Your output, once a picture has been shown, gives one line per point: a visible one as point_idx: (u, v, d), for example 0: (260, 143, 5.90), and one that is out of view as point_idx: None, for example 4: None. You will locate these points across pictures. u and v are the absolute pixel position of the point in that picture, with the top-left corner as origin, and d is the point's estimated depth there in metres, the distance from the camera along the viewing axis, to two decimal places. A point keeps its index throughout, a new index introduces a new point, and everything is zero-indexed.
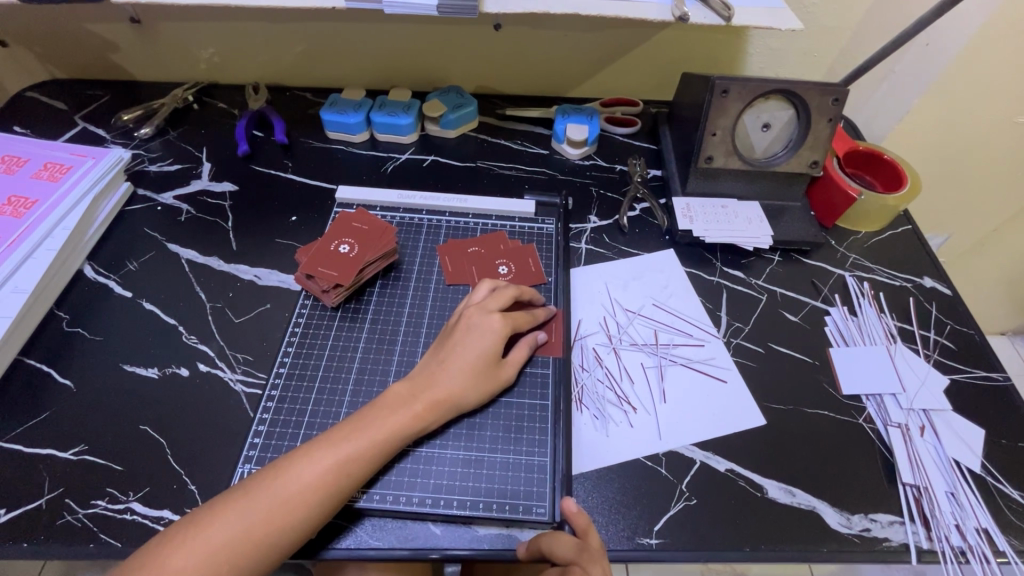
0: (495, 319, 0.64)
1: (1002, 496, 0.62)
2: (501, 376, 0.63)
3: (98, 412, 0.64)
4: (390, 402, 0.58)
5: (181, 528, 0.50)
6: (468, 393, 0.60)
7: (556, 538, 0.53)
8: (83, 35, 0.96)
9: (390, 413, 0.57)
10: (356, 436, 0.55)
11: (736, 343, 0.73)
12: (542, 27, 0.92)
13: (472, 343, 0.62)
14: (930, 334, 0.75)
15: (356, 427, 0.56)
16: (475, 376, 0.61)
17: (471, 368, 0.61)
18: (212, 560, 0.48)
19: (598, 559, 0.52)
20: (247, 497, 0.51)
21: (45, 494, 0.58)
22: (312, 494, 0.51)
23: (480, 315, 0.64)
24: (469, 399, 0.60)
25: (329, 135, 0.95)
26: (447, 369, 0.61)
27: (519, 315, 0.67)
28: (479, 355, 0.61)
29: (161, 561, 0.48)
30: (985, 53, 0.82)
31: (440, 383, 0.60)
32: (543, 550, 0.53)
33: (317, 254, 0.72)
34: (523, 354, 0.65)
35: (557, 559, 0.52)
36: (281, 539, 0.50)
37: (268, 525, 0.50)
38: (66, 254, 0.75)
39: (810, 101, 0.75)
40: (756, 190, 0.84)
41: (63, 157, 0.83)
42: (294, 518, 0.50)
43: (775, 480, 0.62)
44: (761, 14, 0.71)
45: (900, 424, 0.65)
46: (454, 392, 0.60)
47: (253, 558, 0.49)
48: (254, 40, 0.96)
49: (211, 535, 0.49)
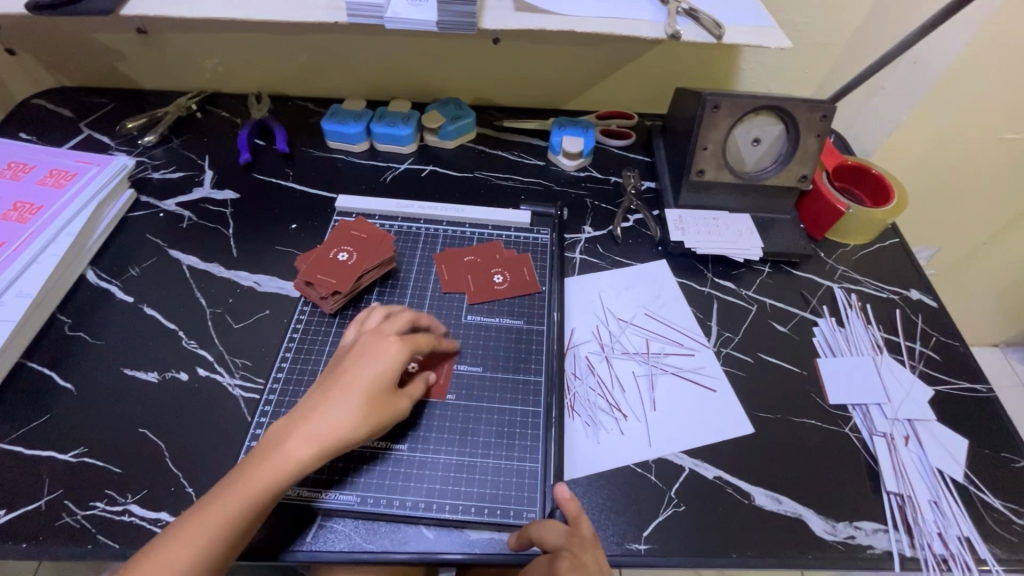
0: (388, 343, 0.60)
1: (985, 506, 0.63)
2: (394, 406, 0.58)
3: (99, 414, 0.65)
4: (271, 441, 0.55)
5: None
6: (355, 427, 0.55)
7: (546, 526, 0.54)
8: (91, 45, 0.98)
9: (273, 452, 0.54)
10: (241, 481, 0.52)
11: (726, 353, 0.74)
12: (539, 42, 0.94)
13: (360, 372, 0.58)
14: (916, 345, 0.77)
15: (229, 485, 0.53)
16: (361, 408, 0.56)
17: (356, 399, 0.56)
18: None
19: (587, 547, 0.53)
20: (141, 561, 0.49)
21: (45, 495, 0.59)
22: (204, 544, 0.50)
23: (373, 340, 0.61)
24: (356, 434, 0.55)
25: (330, 144, 0.97)
26: (330, 402, 0.56)
27: (420, 337, 0.64)
28: (362, 384, 0.57)
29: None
30: (970, 71, 0.84)
31: (322, 417, 0.55)
32: (533, 538, 0.54)
33: (316, 261, 0.73)
34: (420, 383, 0.62)
35: (547, 545, 0.53)
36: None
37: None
38: (69, 259, 0.76)
39: (798, 118, 0.77)
40: (747, 203, 0.86)
41: (68, 164, 0.85)
42: (191, 571, 0.49)
43: (762, 488, 0.63)
44: (752, 33, 0.73)
45: (885, 433, 0.67)
46: (336, 427, 0.54)
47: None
48: (257, 50, 0.97)
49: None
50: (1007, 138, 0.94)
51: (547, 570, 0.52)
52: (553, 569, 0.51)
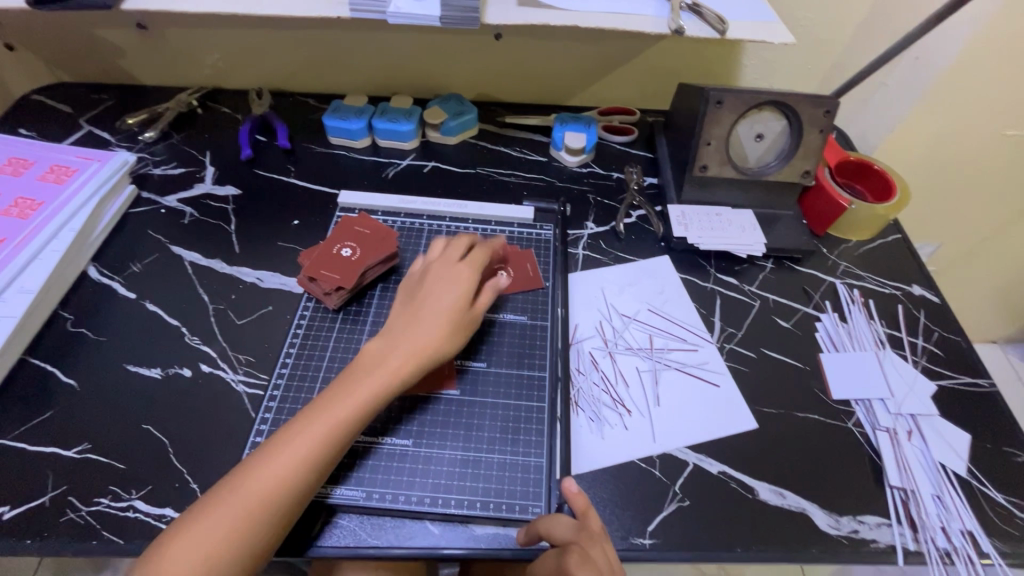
0: (462, 268, 0.66)
1: (988, 500, 0.63)
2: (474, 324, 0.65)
3: (102, 410, 0.65)
4: (372, 356, 0.59)
5: (204, 503, 0.51)
6: (448, 343, 0.61)
7: (555, 520, 0.54)
8: (90, 40, 0.97)
9: (377, 364, 0.59)
10: (350, 390, 0.57)
11: (729, 348, 0.75)
12: (541, 37, 0.94)
13: (445, 294, 0.64)
14: (918, 340, 0.77)
15: (337, 393, 0.57)
16: (452, 327, 0.62)
17: (446, 317, 0.62)
18: (247, 523, 0.50)
19: (597, 541, 0.53)
20: (262, 460, 0.53)
21: (49, 491, 0.59)
22: (323, 445, 0.54)
23: (447, 267, 0.66)
24: (449, 349, 0.61)
25: (331, 140, 0.96)
26: (424, 322, 0.61)
27: (481, 255, 0.69)
28: (450, 305, 0.63)
29: (197, 525, 0.49)
30: (972, 67, 0.84)
31: (419, 335, 0.61)
32: (542, 533, 0.54)
33: (320, 257, 0.73)
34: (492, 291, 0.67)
35: (556, 540, 0.53)
36: (300, 487, 0.52)
37: (288, 476, 0.52)
38: (71, 255, 0.76)
39: (801, 113, 0.77)
40: (750, 199, 0.86)
41: (69, 160, 0.84)
42: (311, 468, 0.53)
43: (766, 482, 0.63)
44: (756, 28, 0.73)
45: (889, 428, 0.67)
46: (433, 342, 0.60)
47: (282, 514, 0.51)
48: (258, 46, 0.97)
49: (238, 502, 0.50)
50: (1008, 134, 0.94)
51: (556, 565, 0.52)
52: (562, 564, 0.51)
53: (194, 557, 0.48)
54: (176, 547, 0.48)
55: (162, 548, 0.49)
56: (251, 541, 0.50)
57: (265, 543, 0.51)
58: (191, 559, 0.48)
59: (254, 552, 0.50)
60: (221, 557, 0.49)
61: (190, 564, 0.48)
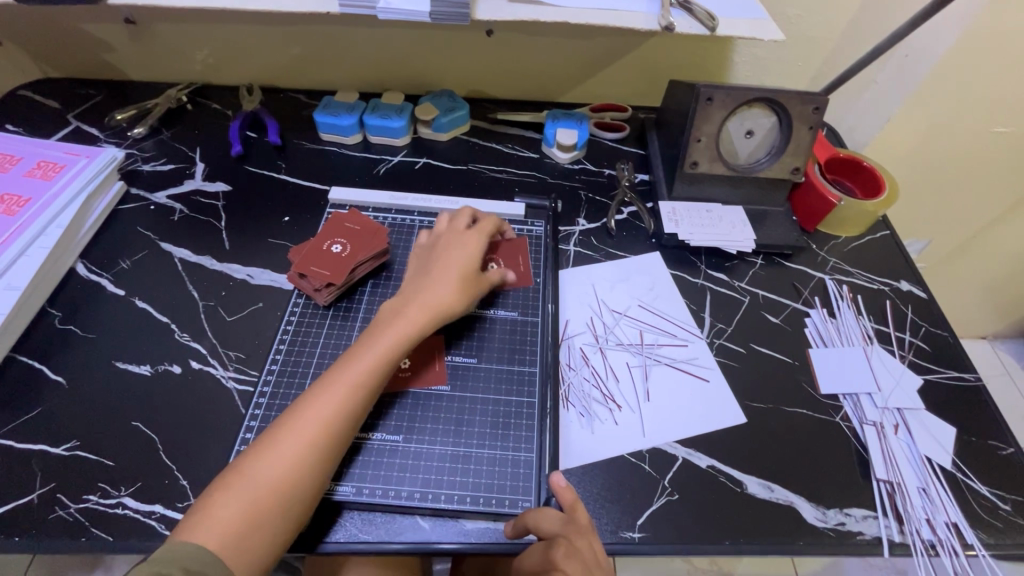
0: (469, 235, 0.70)
1: (972, 492, 0.64)
2: (483, 288, 0.68)
3: (90, 407, 0.65)
4: (389, 313, 0.62)
5: (245, 459, 0.53)
6: (458, 297, 0.64)
7: (543, 514, 0.54)
8: (78, 35, 0.97)
9: (394, 319, 0.61)
10: (371, 344, 0.59)
11: (719, 344, 0.75)
12: (533, 34, 0.94)
13: (453, 256, 0.68)
14: (905, 336, 0.77)
15: (359, 347, 0.59)
16: (462, 282, 0.65)
17: (456, 275, 0.66)
18: (290, 471, 0.52)
19: (584, 535, 0.53)
20: (296, 413, 0.55)
21: (37, 489, 0.59)
22: (352, 393, 0.56)
23: (454, 236, 0.71)
24: (461, 303, 0.64)
25: (322, 136, 0.96)
26: (436, 280, 0.65)
27: (486, 225, 0.74)
28: (461, 267, 0.67)
29: (243, 477, 0.51)
30: (961, 64, 0.85)
31: (432, 291, 0.64)
32: (530, 526, 0.54)
33: (310, 253, 0.73)
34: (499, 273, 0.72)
35: (543, 533, 0.53)
36: (336, 434, 0.54)
37: (322, 424, 0.54)
38: (59, 252, 0.75)
39: (791, 110, 0.77)
40: (740, 196, 0.86)
41: (56, 156, 0.84)
42: (343, 416, 0.55)
43: (754, 476, 0.64)
44: (746, 25, 0.73)
45: (876, 422, 0.68)
46: (445, 297, 0.64)
47: (322, 461, 0.53)
48: (248, 41, 0.97)
49: (280, 451, 0.52)
50: (996, 132, 0.95)
51: (543, 558, 0.52)
52: (549, 557, 0.51)
53: (243, 506, 0.50)
54: (224, 500, 0.50)
55: (210, 503, 0.50)
56: (297, 488, 0.51)
57: (311, 490, 0.52)
58: (241, 508, 0.50)
59: (301, 497, 0.51)
60: (270, 504, 0.50)
61: (241, 513, 0.49)
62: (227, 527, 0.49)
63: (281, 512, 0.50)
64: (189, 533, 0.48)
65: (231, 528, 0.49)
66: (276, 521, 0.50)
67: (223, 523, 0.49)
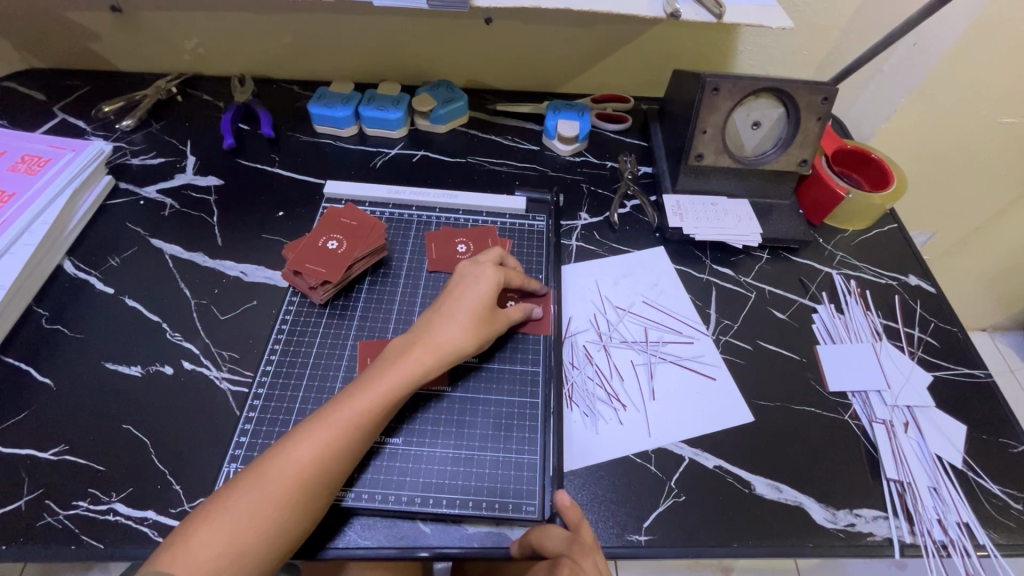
0: (486, 268, 0.64)
1: (984, 491, 0.63)
2: (496, 328, 0.64)
3: (79, 410, 0.63)
4: (395, 351, 0.59)
5: (230, 487, 0.50)
6: (469, 340, 0.60)
7: (547, 531, 0.52)
8: (63, 24, 0.94)
9: (399, 357, 0.58)
10: (373, 382, 0.56)
11: (724, 340, 0.73)
12: (533, 22, 0.92)
13: (466, 294, 0.63)
14: (914, 332, 0.76)
15: (363, 382, 0.56)
16: (474, 325, 0.61)
17: (468, 315, 0.61)
18: (277, 509, 0.49)
19: (590, 553, 0.51)
20: (288, 445, 0.52)
21: (24, 495, 0.57)
22: (346, 434, 0.53)
23: (474, 266, 0.66)
24: (470, 346, 0.60)
25: (317, 129, 0.94)
26: (445, 318, 0.61)
27: (514, 273, 0.68)
28: (476, 303, 0.62)
29: (226, 509, 0.48)
30: (970, 52, 0.82)
31: (441, 331, 0.60)
32: (533, 545, 0.53)
33: (305, 250, 0.71)
34: (519, 312, 0.67)
35: (547, 552, 0.52)
36: (326, 475, 0.51)
37: (312, 464, 0.51)
38: (44, 249, 0.73)
39: (799, 101, 0.75)
40: (745, 188, 0.84)
41: (41, 149, 0.81)
42: (335, 456, 0.52)
43: (762, 476, 0.62)
44: (753, 12, 0.71)
45: (885, 420, 0.66)
46: (454, 339, 0.60)
47: (307, 501, 0.50)
48: (239, 30, 0.94)
49: (266, 488, 0.49)
50: (1004, 122, 0.93)
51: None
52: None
53: (222, 541, 0.47)
54: (205, 530, 0.47)
55: (191, 531, 0.48)
56: (279, 527, 0.49)
57: (290, 529, 0.49)
58: (219, 543, 0.47)
59: (281, 538, 0.49)
60: (249, 541, 0.48)
61: (221, 547, 0.47)
62: (204, 562, 0.46)
63: (261, 551, 0.48)
64: (164, 560, 0.46)
65: (207, 563, 0.46)
66: (253, 559, 0.48)
67: (202, 556, 0.46)
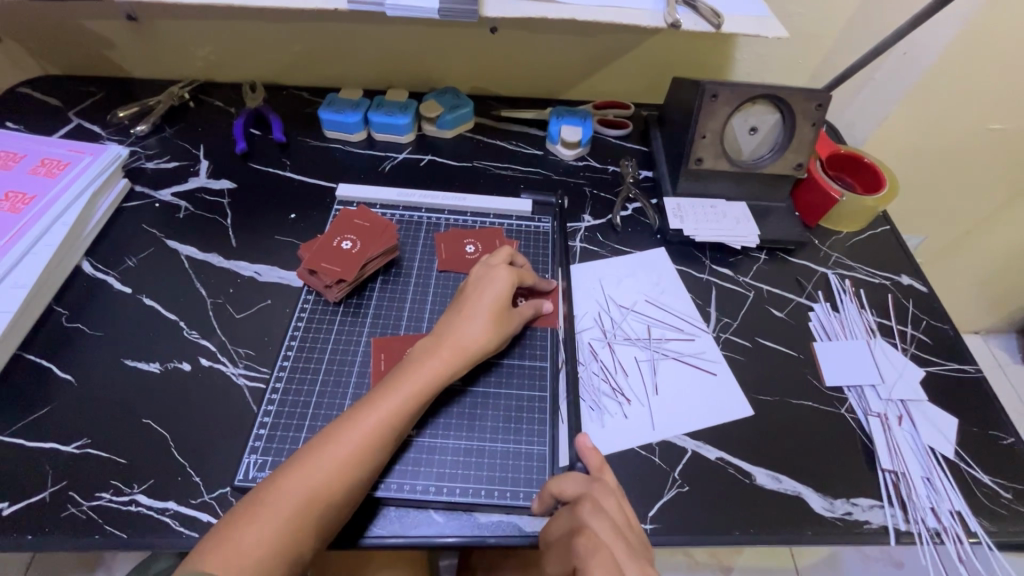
0: (501, 269, 0.67)
1: (975, 481, 0.65)
2: (512, 327, 0.66)
3: (100, 404, 0.65)
4: (420, 352, 0.61)
5: (268, 485, 0.52)
6: (489, 340, 0.63)
7: (565, 478, 0.56)
8: (79, 31, 0.96)
9: (425, 358, 0.60)
10: (400, 382, 0.58)
11: (725, 338, 0.76)
12: (538, 31, 0.95)
13: (484, 293, 0.65)
14: (907, 329, 0.79)
15: (391, 382, 0.59)
16: (492, 323, 0.64)
17: (488, 315, 0.64)
18: (315, 506, 0.51)
19: (608, 491, 0.55)
20: (321, 445, 0.54)
21: (49, 486, 0.59)
22: (379, 431, 0.55)
23: (488, 268, 0.68)
24: (491, 346, 0.63)
25: (327, 134, 0.96)
26: (466, 318, 0.64)
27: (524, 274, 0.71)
28: (494, 303, 0.65)
29: (266, 506, 0.50)
30: (959, 61, 0.86)
31: (463, 331, 0.62)
32: (553, 494, 0.56)
33: (320, 250, 0.73)
34: (532, 309, 0.70)
35: (567, 496, 0.55)
36: (360, 473, 0.53)
37: (347, 462, 0.53)
38: (64, 250, 0.75)
39: (795, 107, 0.78)
40: (743, 191, 0.87)
41: (60, 153, 0.83)
42: (370, 455, 0.54)
43: (763, 467, 0.65)
44: (750, 22, 0.74)
45: (880, 413, 0.69)
46: (475, 339, 0.62)
47: (344, 500, 0.52)
48: (252, 39, 0.96)
49: (304, 485, 0.51)
50: (993, 128, 0.96)
51: (571, 517, 0.53)
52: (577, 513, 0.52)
53: (265, 536, 0.49)
54: (248, 530, 0.49)
55: (233, 530, 0.49)
56: (318, 522, 0.51)
57: (328, 526, 0.52)
58: (264, 541, 0.49)
59: (319, 535, 0.51)
60: (291, 537, 0.50)
61: (264, 543, 0.49)
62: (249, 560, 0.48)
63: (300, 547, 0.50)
64: (208, 559, 0.47)
65: (253, 561, 0.48)
66: (295, 553, 0.50)
67: (245, 552, 0.48)
